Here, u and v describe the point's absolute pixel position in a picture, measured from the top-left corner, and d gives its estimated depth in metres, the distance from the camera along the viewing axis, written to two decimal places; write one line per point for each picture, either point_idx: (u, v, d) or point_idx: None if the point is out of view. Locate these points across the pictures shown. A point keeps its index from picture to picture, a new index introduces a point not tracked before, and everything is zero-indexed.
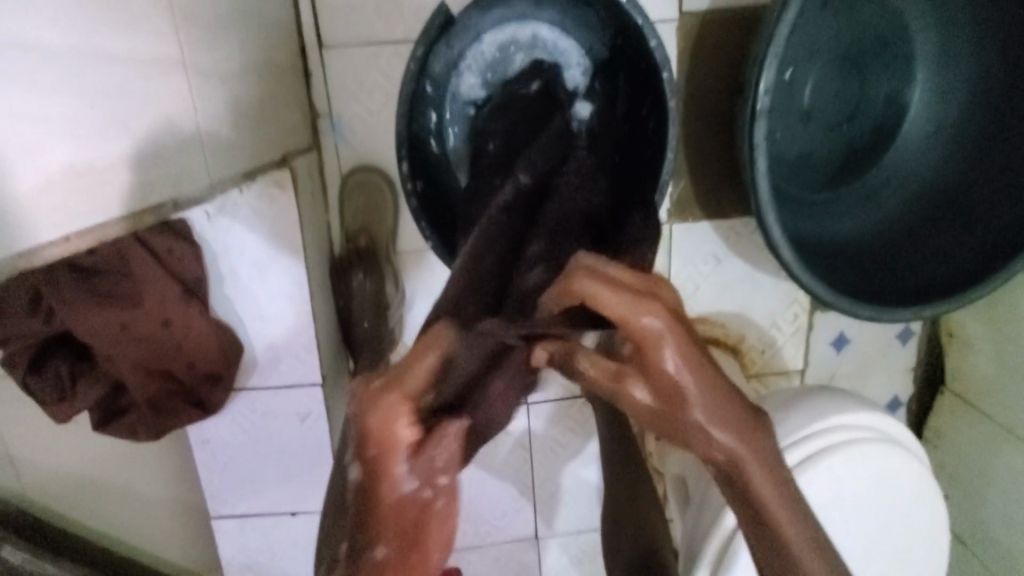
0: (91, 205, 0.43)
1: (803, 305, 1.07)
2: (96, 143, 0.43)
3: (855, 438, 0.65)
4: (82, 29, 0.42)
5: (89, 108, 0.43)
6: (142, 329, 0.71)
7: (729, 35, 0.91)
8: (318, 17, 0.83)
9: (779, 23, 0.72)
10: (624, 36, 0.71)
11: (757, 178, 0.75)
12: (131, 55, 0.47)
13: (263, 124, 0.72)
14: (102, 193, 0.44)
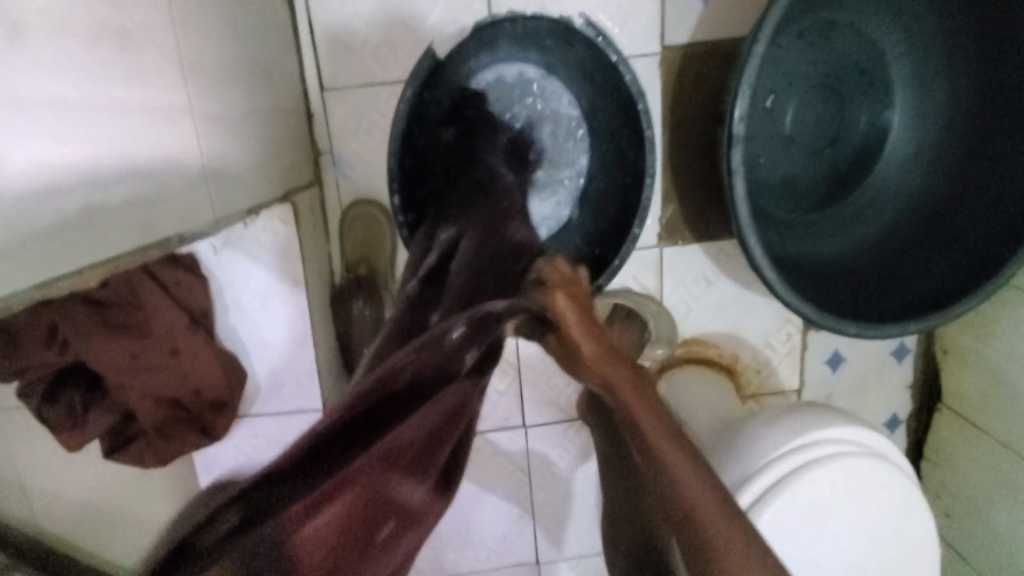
0: (101, 243, 0.47)
1: (796, 324, 1.08)
2: (106, 187, 0.48)
3: (838, 452, 0.67)
4: (90, 86, 0.47)
5: (97, 156, 0.47)
6: (152, 358, 0.75)
7: (711, 66, 0.95)
8: (320, 62, 0.89)
9: (750, 53, 0.74)
10: (605, 73, 0.79)
11: (737, 201, 0.78)
12: (136, 106, 0.52)
13: (265, 162, 0.76)
14: (110, 232, 0.48)
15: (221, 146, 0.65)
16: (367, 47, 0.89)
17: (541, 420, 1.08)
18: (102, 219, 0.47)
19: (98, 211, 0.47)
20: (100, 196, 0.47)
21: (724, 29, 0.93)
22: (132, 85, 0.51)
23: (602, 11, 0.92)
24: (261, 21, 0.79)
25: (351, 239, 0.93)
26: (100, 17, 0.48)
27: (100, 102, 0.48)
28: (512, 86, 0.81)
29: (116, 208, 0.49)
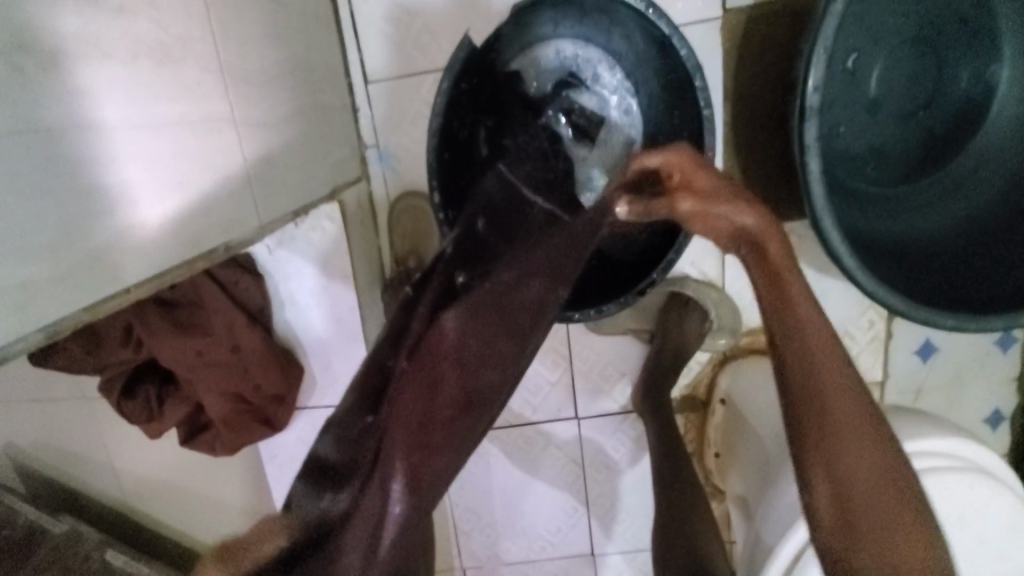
0: (142, 260, 0.48)
1: (880, 312, 0.98)
2: (146, 203, 0.49)
3: (928, 466, 0.60)
4: (128, 104, 0.47)
5: (138, 173, 0.48)
6: (214, 355, 0.78)
7: (783, 26, 0.85)
8: (364, 55, 0.88)
9: (826, 12, 0.65)
10: (661, 52, 0.74)
11: (811, 182, 0.69)
12: (174, 118, 0.52)
13: (312, 162, 0.76)
14: (153, 247, 0.50)
15: (266, 152, 0.66)
16: (409, 35, 0.87)
17: (596, 412, 1.05)
18: (142, 236, 0.48)
19: (138, 230, 0.48)
20: (141, 214, 0.48)
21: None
22: (171, 99, 0.52)
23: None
24: (302, 18, 0.78)
25: (398, 231, 0.92)
26: (132, 34, 0.48)
27: (138, 119, 0.48)
28: (551, 71, 0.78)
29: (159, 224, 0.50)
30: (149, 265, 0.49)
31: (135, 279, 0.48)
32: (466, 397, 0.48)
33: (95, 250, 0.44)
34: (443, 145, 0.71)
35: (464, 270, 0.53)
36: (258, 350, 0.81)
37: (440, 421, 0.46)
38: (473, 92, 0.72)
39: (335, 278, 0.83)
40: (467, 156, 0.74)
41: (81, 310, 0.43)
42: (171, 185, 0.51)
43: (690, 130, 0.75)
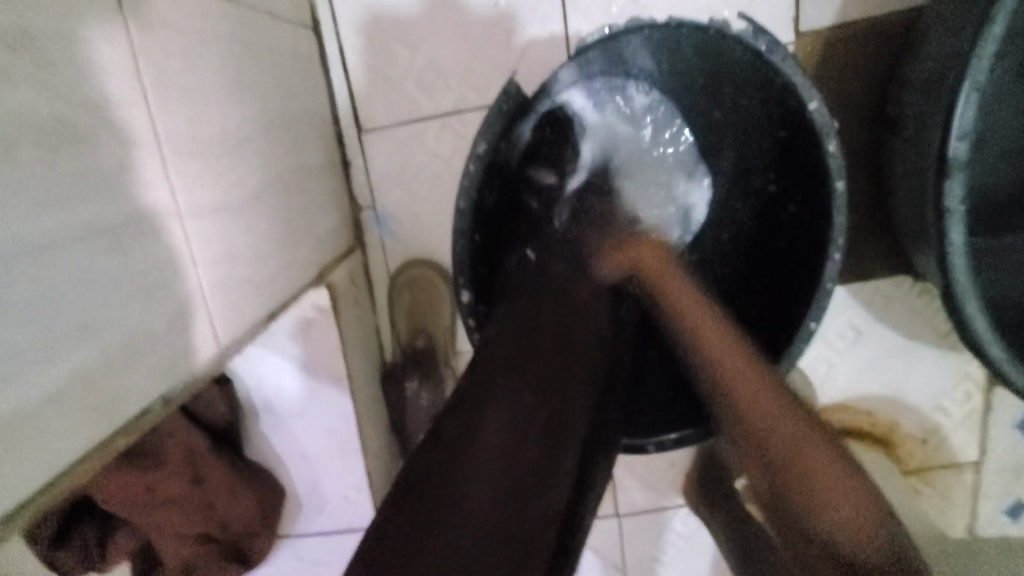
0: (25, 469, 0.30)
1: (976, 381, 0.83)
2: (17, 383, 0.29)
3: None
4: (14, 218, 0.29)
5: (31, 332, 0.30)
6: (168, 491, 0.59)
7: (876, 53, 0.70)
8: (356, 100, 0.72)
9: (984, 38, 0.50)
10: (763, 96, 0.53)
11: (951, 253, 0.54)
12: (97, 226, 0.34)
13: (293, 243, 0.59)
14: (47, 440, 0.31)
15: (230, 243, 0.48)
16: (411, 75, 0.71)
17: (643, 508, 0.86)
18: (28, 429, 0.30)
19: (29, 420, 0.30)
20: (28, 393, 0.30)
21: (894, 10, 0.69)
22: (90, 195, 0.34)
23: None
24: (280, 58, 0.61)
25: (401, 308, 0.75)
26: (32, 104, 0.30)
27: (36, 236, 0.30)
28: (613, 109, 0.60)
29: (58, 403, 0.32)
30: (37, 474, 0.31)
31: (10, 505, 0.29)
32: (528, 492, 0.35)
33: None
34: (475, 224, 0.55)
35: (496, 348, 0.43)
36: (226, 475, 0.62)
37: (499, 533, 0.33)
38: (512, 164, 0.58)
39: (326, 379, 0.65)
40: (508, 207, 0.58)
41: None
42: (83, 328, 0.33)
43: (803, 200, 0.54)
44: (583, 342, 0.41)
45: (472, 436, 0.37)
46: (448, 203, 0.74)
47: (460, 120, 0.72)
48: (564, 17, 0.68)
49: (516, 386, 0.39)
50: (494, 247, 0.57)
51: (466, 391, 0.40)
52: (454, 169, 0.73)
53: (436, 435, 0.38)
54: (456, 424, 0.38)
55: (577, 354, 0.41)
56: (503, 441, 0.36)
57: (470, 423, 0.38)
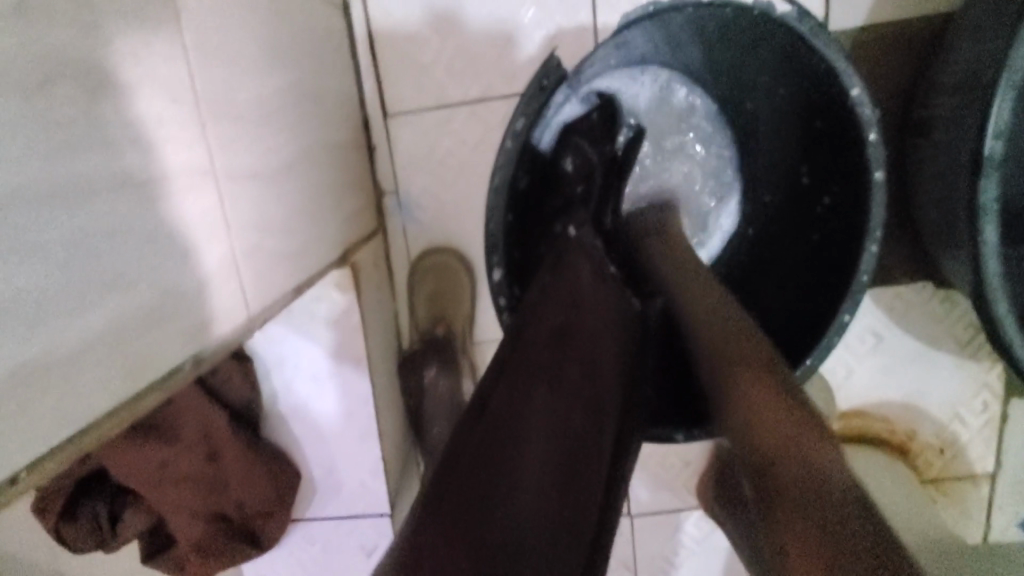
0: (44, 418, 0.29)
1: (994, 392, 0.82)
2: (53, 325, 0.29)
3: None
4: (51, 160, 0.29)
5: (69, 277, 0.30)
6: (184, 466, 0.59)
7: (910, 52, 0.69)
8: (382, 84, 0.72)
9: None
10: (802, 87, 0.54)
11: (984, 253, 0.53)
12: (136, 178, 0.35)
13: (319, 219, 0.59)
14: (80, 388, 0.31)
15: (260, 212, 0.48)
16: (439, 60, 0.71)
17: (654, 508, 0.85)
18: (60, 374, 0.30)
19: (63, 363, 0.30)
20: (61, 338, 0.30)
21: (931, 14, 0.67)
22: (128, 145, 0.34)
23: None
24: (312, 36, 0.61)
25: (420, 295, 0.75)
26: (72, 45, 0.30)
27: (73, 179, 0.30)
28: (633, 93, 0.61)
29: (92, 350, 0.32)
30: (57, 425, 0.30)
31: (29, 456, 0.29)
32: (580, 453, 0.36)
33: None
34: (510, 206, 0.55)
35: (535, 326, 0.44)
36: (242, 456, 0.61)
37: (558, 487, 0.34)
38: (551, 146, 0.60)
39: (347, 361, 0.64)
40: (538, 186, 0.59)
41: None
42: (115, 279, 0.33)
43: (840, 196, 0.54)
44: (614, 318, 0.44)
45: (520, 406, 0.37)
46: (471, 190, 0.73)
47: (485, 108, 0.72)
48: (592, 7, 0.68)
49: (558, 357, 0.41)
50: (525, 227, 0.58)
51: (508, 363, 0.42)
52: (477, 157, 0.73)
53: (481, 408, 0.38)
54: (500, 397, 0.39)
55: (610, 329, 0.43)
56: (556, 406, 0.37)
57: (522, 394, 0.38)
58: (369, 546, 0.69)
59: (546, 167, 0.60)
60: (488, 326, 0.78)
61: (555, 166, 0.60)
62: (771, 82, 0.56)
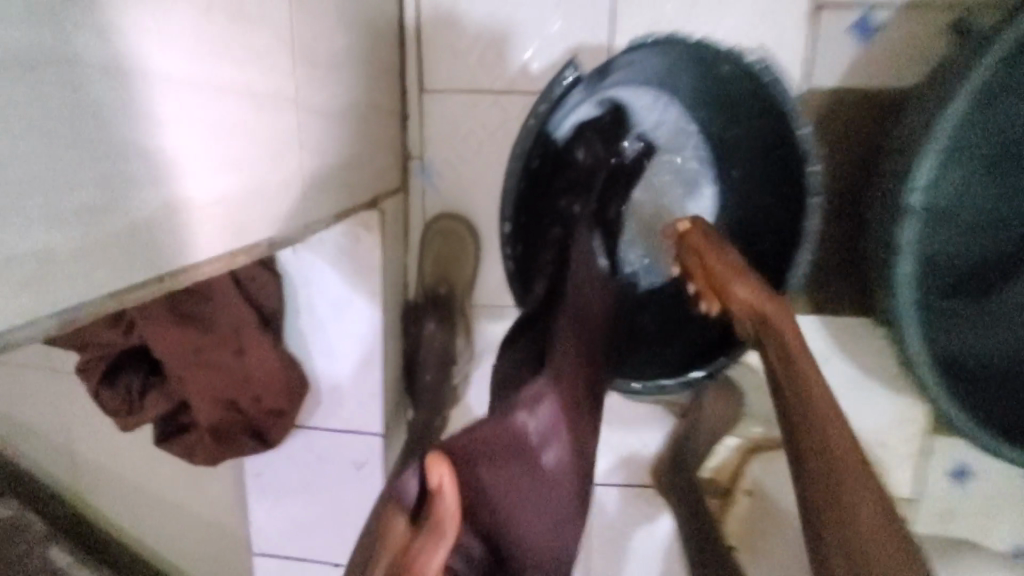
0: (179, 245, 0.42)
1: (920, 426, 0.93)
2: (189, 180, 0.42)
3: None
4: (177, 56, 0.39)
5: (202, 150, 0.43)
6: (214, 355, 0.68)
7: (871, 113, 0.81)
8: (423, 65, 0.84)
9: (943, 115, 0.63)
10: (770, 125, 0.69)
11: (899, 282, 0.68)
12: (244, 93, 0.47)
13: (358, 164, 0.70)
14: (200, 232, 0.44)
15: (315, 142, 0.60)
16: (474, 52, 0.83)
17: (609, 480, 0.95)
18: (191, 217, 0.43)
19: (193, 210, 0.43)
20: (193, 191, 0.43)
21: (892, 86, 0.80)
22: (243, 65, 0.46)
23: (737, 38, 0.82)
24: (373, 15, 0.74)
25: (431, 252, 0.86)
26: None
27: (202, 80, 0.42)
28: (635, 101, 0.72)
29: (210, 208, 0.45)
30: (180, 253, 0.42)
31: (146, 277, 0.40)
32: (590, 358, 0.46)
33: (120, 232, 0.37)
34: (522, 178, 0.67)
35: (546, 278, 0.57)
36: (265, 356, 0.71)
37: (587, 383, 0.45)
38: (564, 137, 0.69)
39: (361, 293, 0.75)
40: (548, 169, 0.70)
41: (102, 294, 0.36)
42: (106, 153, 0.35)
43: None
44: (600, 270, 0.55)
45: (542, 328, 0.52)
46: (487, 168, 0.85)
47: (508, 100, 0.83)
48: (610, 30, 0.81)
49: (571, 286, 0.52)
50: (532, 200, 0.70)
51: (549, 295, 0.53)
52: (496, 139, 0.85)
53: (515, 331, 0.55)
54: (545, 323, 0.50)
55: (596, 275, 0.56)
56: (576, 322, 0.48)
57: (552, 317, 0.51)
58: (360, 461, 0.80)
59: (556, 155, 0.70)
60: (486, 290, 0.89)
61: (565, 156, 0.70)
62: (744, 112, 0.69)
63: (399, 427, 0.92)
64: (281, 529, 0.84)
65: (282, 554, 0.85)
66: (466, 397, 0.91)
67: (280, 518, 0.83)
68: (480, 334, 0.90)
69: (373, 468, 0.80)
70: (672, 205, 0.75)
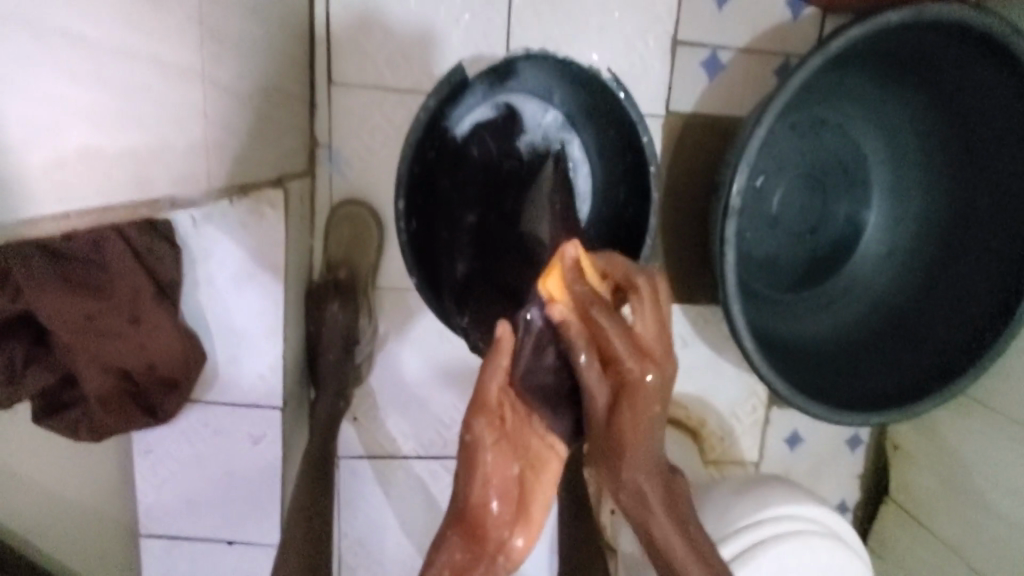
0: (94, 189, 0.46)
1: (761, 398, 1.10)
2: (103, 131, 0.46)
3: (799, 511, 0.70)
4: (94, 18, 0.44)
5: (117, 107, 0.47)
6: (107, 322, 0.69)
7: (711, 136, 1.02)
8: (332, 60, 0.90)
9: (752, 136, 0.83)
10: (626, 132, 0.81)
11: (726, 268, 0.84)
12: (156, 60, 0.52)
13: (265, 143, 0.75)
14: (112, 180, 0.48)
15: (223, 116, 0.64)
16: (381, 52, 0.91)
17: None
18: (104, 165, 0.47)
19: (107, 158, 0.47)
20: (108, 143, 0.47)
21: (725, 115, 1.02)
22: (155, 36, 0.51)
23: (611, 61, 0.97)
24: (285, 9, 0.80)
25: (337, 236, 0.92)
26: None
27: (116, 43, 0.47)
28: (522, 103, 0.84)
29: (123, 158, 0.49)
30: (98, 196, 0.47)
31: (57, 212, 0.43)
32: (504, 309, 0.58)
33: (41, 166, 0.41)
34: (419, 165, 0.75)
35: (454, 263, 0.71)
36: (162, 326, 0.72)
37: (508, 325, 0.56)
38: (462, 133, 0.81)
39: (264, 268, 0.79)
40: (447, 159, 0.81)
41: (21, 217, 0.40)
42: None
43: (639, 204, 0.83)
44: None
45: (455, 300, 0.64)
46: (392, 160, 0.93)
47: (413, 99, 0.92)
48: (503, 46, 0.93)
49: None
50: (432, 186, 0.80)
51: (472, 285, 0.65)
52: (400, 133, 0.93)
53: None
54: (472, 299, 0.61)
55: None
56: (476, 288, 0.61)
57: None
58: (257, 435, 0.83)
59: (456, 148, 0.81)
60: (390, 274, 0.95)
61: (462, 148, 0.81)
62: (609, 114, 0.83)
63: (301, 406, 0.95)
64: (171, 509, 0.86)
65: (169, 534, 0.87)
66: (368, 376, 0.96)
67: (171, 498, 0.85)
68: (383, 316, 0.96)
69: (270, 441, 0.83)
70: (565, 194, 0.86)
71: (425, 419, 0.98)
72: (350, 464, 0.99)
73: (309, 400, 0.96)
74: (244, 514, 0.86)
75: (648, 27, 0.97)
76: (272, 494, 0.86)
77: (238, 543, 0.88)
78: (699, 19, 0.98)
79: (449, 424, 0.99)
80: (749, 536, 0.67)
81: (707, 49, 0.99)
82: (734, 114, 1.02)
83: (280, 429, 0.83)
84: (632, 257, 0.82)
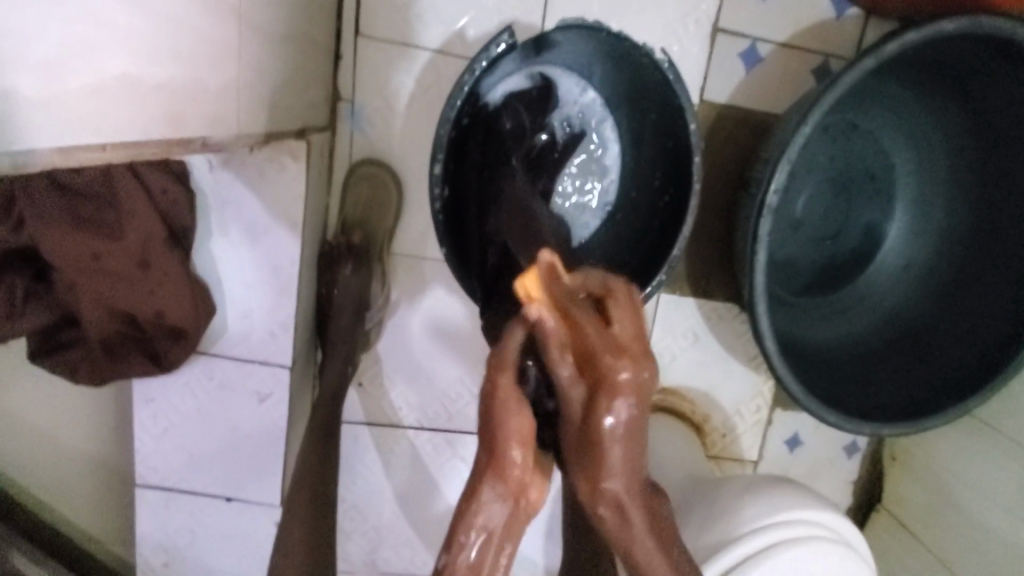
0: (130, 122, 0.44)
1: (766, 399, 1.10)
2: (144, 60, 0.44)
3: (811, 516, 0.70)
4: None
5: (159, 36, 0.44)
6: (115, 264, 0.66)
7: (744, 130, 0.99)
8: (361, 11, 0.86)
9: (797, 132, 0.79)
10: (669, 116, 0.78)
11: (756, 267, 0.82)
12: None
13: (292, 91, 0.71)
14: (146, 113, 0.46)
15: (256, 58, 0.61)
16: (413, 7, 0.86)
17: None
18: (142, 96, 0.45)
19: (145, 90, 0.45)
20: (147, 73, 0.44)
21: (762, 109, 0.98)
22: None
23: (651, 41, 0.93)
24: None
25: (355, 197, 0.89)
26: None
27: None
28: (557, 77, 0.81)
29: (162, 92, 0.47)
30: (133, 130, 0.45)
31: (92, 142, 0.42)
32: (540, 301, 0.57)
33: (79, 93, 0.39)
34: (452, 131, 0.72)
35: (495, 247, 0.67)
36: (171, 273, 0.69)
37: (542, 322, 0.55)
38: (495, 102, 0.77)
39: (282, 222, 0.75)
40: (479, 128, 0.77)
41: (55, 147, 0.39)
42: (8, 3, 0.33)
43: (675, 193, 0.80)
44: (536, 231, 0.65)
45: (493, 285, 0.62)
46: (417, 122, 0.89)
47: (443, 60, 0.88)
48: (541, 14, 0.89)
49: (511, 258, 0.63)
50: (463, 155, 0.76)
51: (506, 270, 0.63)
52: (427, 95, 0.89)
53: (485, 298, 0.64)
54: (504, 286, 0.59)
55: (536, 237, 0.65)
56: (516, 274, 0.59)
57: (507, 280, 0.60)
58: (264, 393, 0.81)
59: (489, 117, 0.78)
60: (406, 241, 0.92)
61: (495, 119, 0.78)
62: (649, 97, 0.79)
63: (306, 368, 0.93)
64: (169, 461, 0.84)
65: (166, 486, 0.85)
66: (376, 342, 0.94)
67: (170, 450, 0.83)
68: (396, 282, 0.93)
69: (277, 400, 0.81)
70: (590, 176, 0.86)
71: (431, 390, 0.96)
72: (353, 431, 0.97)
73: (313, 362, 0.94)
74: (244, 471, 0.84)
75: (690, 10, 0.93)
76: (275, 454, 0.84)
77: (236, 500, 0.86)
78: (745, 5, 0.94)
79: (455, 398, 0.97)
80: (764, 538, 0.66)
81: (749, 39, 0.96)
82: (771, 109, 0.99)
83: (288, 389, 0.81)
84: (662, 248, 0.79)
